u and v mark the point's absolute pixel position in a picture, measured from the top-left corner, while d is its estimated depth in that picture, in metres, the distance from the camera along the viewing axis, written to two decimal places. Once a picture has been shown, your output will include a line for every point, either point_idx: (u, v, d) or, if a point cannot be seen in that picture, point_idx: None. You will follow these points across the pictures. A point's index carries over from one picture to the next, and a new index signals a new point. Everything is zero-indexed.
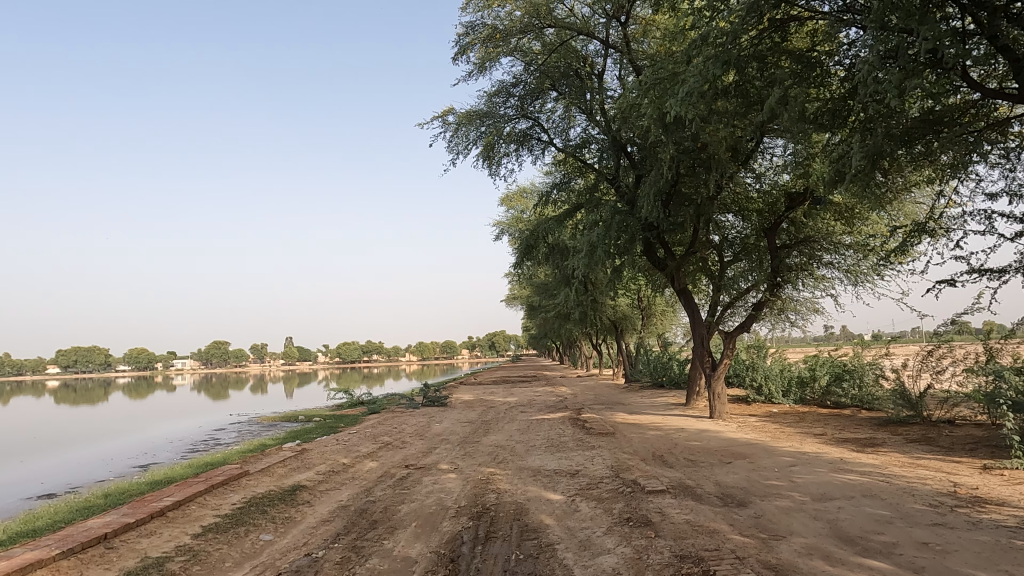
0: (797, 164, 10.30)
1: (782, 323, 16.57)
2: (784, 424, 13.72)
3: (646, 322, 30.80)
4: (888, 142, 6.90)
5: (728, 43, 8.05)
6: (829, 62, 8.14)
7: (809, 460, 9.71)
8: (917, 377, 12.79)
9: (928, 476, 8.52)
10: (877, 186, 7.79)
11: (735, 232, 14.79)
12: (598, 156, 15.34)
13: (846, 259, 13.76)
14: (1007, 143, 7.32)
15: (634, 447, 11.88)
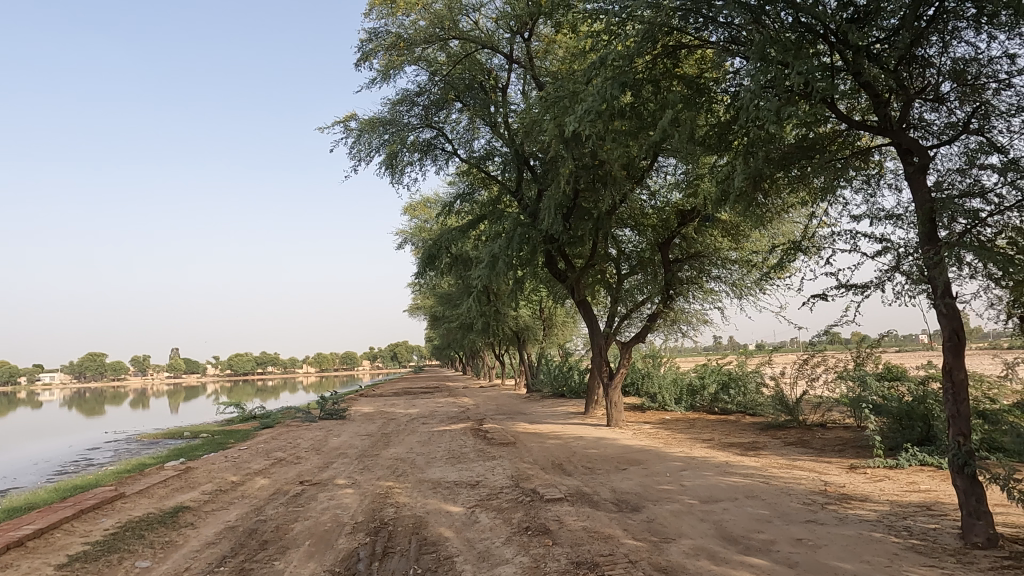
0: (688, 184, 10.82)
1: (675, 334, 17.35)
2: (675, 431, 14.36)
3: (547, 332, 31.41)
4: (767, 166, 7.43)
5: (624, 64, 8.39)
6: (716, 89, 8.61)
7: (698, 464, 10.21)
8: (794, 384, 13.81)
9: (803, 476, 9.17)
10: (758, 207, 8.35)
11: (631, 247, 15.29)
12: (501, 168, 15.53)
13: (732, 275, 14.61)
14: (869, 171, 7.87)
15: (534, 456, 12.03)
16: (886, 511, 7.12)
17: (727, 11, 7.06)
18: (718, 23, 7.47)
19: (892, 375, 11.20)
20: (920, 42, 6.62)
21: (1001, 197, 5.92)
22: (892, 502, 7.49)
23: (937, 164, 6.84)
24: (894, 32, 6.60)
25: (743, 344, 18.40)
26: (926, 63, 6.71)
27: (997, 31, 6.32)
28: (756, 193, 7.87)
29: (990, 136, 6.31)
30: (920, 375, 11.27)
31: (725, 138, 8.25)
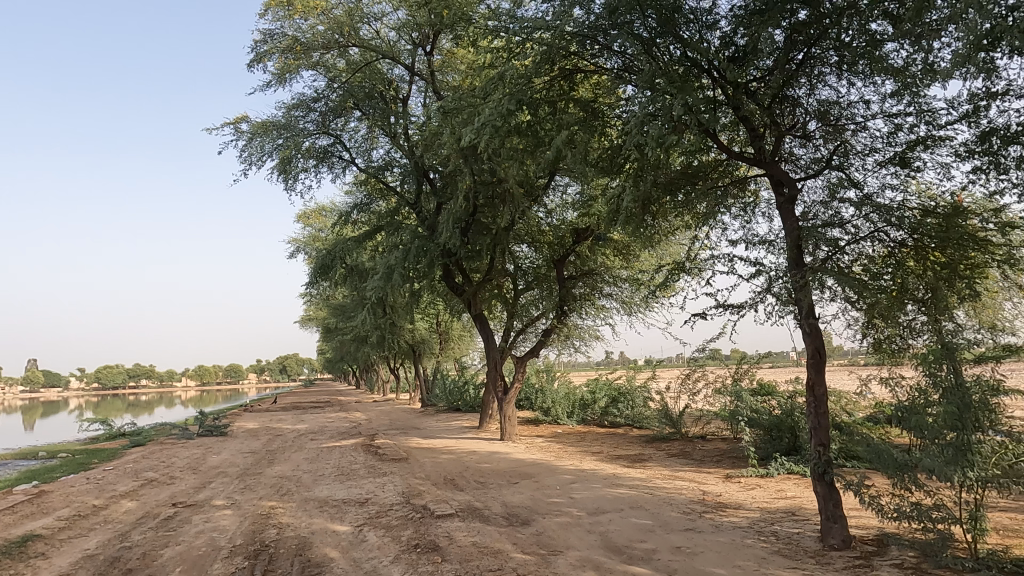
0: (582, 203, 11.15)
1: (568, 349, 17.75)
2: (566, 444, 14.65)
3: (443, 346, 31.23)
4: (655, 190, 7.80)
5: (522, 84, 8.60)
6: (609, 113, 8.94)
7: (586, 477, 10.45)
8: (678, 398, 14.49)
9: (684, 486, 9.61)
10: (646, 228, 8.73)
11: (528, 263, 15.43)
12: (399, 179, 15.37)
13: (623, 293, 15.20)
14: (745, 200, 8.40)
15: (426, 471, 11.87)
16: (757, 517, 7.59)
17: (620, 40, 7.39)
18: (612, 51, 7.80)
19: (763, 390, 12.03)
20: (791, 83, 7.21)
21: (857, 228, 6.52)
22: (762, 509, 8.00)
23: (803, 195, 7.43)
24: (768, 71, 7.16)
25: (632, 359, 19.13)
26: (796, 102, 7.31)
27: (854, 78, 7.00)
28: (645, 215, 8.23)
29: (848, 172, 6.95)
30: (788, 390, 12.18)
31: (616, 161, 8.59)
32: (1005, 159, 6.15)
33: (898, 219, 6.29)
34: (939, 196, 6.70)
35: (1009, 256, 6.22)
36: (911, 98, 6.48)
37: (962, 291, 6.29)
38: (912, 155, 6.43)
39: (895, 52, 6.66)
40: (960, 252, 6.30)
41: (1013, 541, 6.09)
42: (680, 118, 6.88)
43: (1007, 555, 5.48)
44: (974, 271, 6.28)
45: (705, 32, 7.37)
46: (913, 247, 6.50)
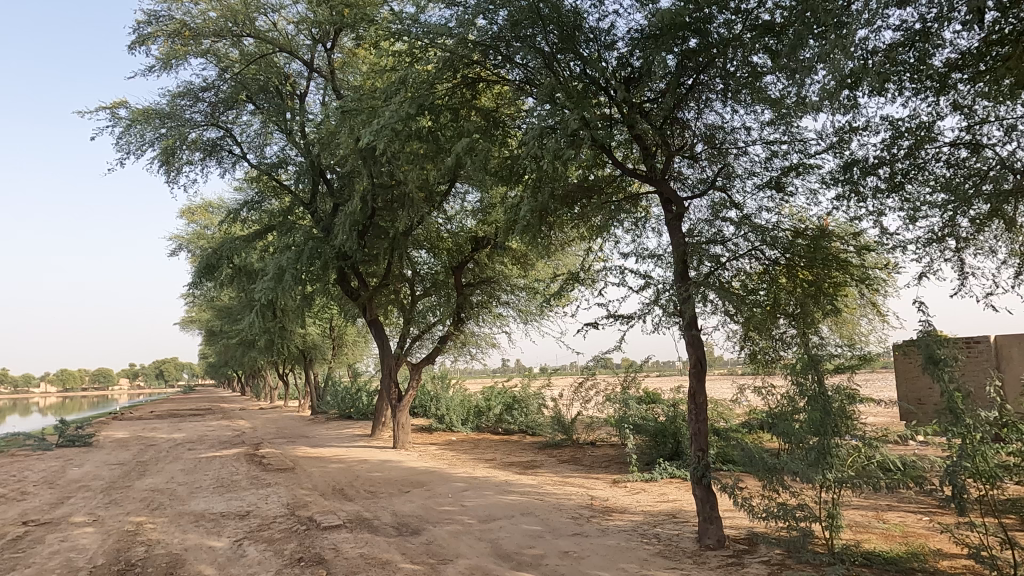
0: (482, 210, 11.19)
1: (464, 356, 17.74)
2: (459, 451, 14.60)
3: (336, 351, 30.32)
4: (552, 201, 7.96)
5: (424, 88, 8.56)
6: (510, 124, 9.03)
7: (479, 484, 10.46)
8: (570, 406, 14.84)
9: (573, 491, 9.84)
10: (543, 238, 8.89)
11: (426, 268, 15.24)
12: (294, 178, 14.81)
13: (520, 302, 15.41)
14: (637, 215, 8.71)
15: (313, 481, 11.45)
16: (640, 520, 7.88)
17: (521, 52, 7.52)
18: (514, 63, 7.92)
19: (649, 398, 12.57)
20: (681, 106, 7.60)
21: (736, 246, 6.94)
22: (645, 512, 8.33)
23: (690, 213, 7.83)
24: (660, 94, 7.51)
25: (527, 367, 19.41)
26: (685, 125, 7.71)
27: (738, 105, 7.48)
28: (542, 225, 8.38)
29: (730, 193, 7.40)
30: (672, 397, 12.80)
31: (515, 171, 8.69)
32: (864, 188, 6.78)
33: (772, 239, 6.77)
34: (808, 219, 7.25)
35: (866, 277, 6.83)
36: (786, 128, 7.01)
37: (827, 307, 6.84)
38: (786, 180, 6.94)
39: (773, 85, 7.19)
40: (825, 272, 6.86)
41: (863, 536, 6.69)
42: (578, 133, 7.07)
43: (858, 549, 5.99)
44: (837, 289, 6.86)
45: (603, 52, 7.64)
46: (785, 265, 7.01)
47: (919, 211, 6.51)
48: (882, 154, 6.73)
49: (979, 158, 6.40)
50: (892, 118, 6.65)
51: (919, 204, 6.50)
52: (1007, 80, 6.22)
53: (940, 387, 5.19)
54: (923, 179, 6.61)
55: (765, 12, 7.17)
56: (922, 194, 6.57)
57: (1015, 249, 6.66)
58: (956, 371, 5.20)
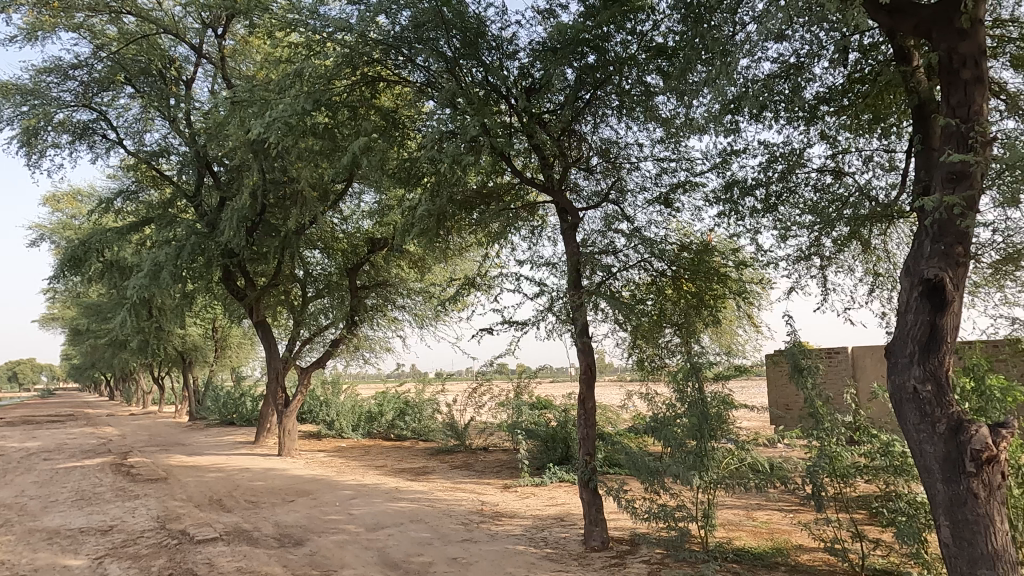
0: (379, 211, 10.95)
1: (357, 360, 17.29)
2: (349, 458, 14.21)
3: (219, 354, 28.70)
4: (450, 205, 7.93)
5: (320, 84, 8.30)
6: (410, 126, 8.91)
7: (368, 492, 10.21)
8: (464, 411, 14.82)
9: (463, 497, 9.82)
10: (441, 242, 8.82)
11: (319, 269, 14.74)
12: (177, 169, 13.91)
13: (416, 305, 15.23)
14: (533, 223, 8.82)
15: (188, 492, 10.74)
16: (529, 524, 7.99)
17: (422, 54, 7.45)
18: (416, 65, 7.84)
19: (542, 403, 12.79)
20: (578, 120, 7.81)
21: (626, 257, 7.19)
22: (534, 516, 8.45)
23: (584, 223, 8.05)
24: (559, 106, 7.68)
25: (422, 372, 19.21)
26: (582, 138, 7.92)
27: (631, 122, 7.78)
28: (439, 229, 8.32)
29: (622, 206, 7.68)
30: (564, 402, 13.08)
31: (414, 173, 8.57)
32: (743, 207, 7.24)
33: (660, 251, 7.08)
34: (693, 234, 7.63)
35: (743, 290, 7.28)
36: (674, 147, 7.38)
37: (707, 318, 7.23)
38: (674, 196, 7.30)
39: (663, 105, 7.54)
40: (707, 284, 7.25)
41: (734, 533, 7.11)
42: (477, 139, 7.10)
43: (730, 546, 6.37)
44: (716, 301, 7.27)
45: (505, 61, 7.73)
46: (671, 277, 7.34)
47: (790, 230, 7.03)
48: (759, 176, 7.21)
49: (842, 184, 7.00)
50: (768, 143, 7.15)
51: (790, 224, 7.03)
52: (866, 114, 6.86)
53: (804, 393, 5.62)
54: (794, 201, 7.15)
55: (658, 35, 7.52)
56: (793, 215, 7.11)
57: (870, 268, 7.34)
58: (818, 379, 5.65)
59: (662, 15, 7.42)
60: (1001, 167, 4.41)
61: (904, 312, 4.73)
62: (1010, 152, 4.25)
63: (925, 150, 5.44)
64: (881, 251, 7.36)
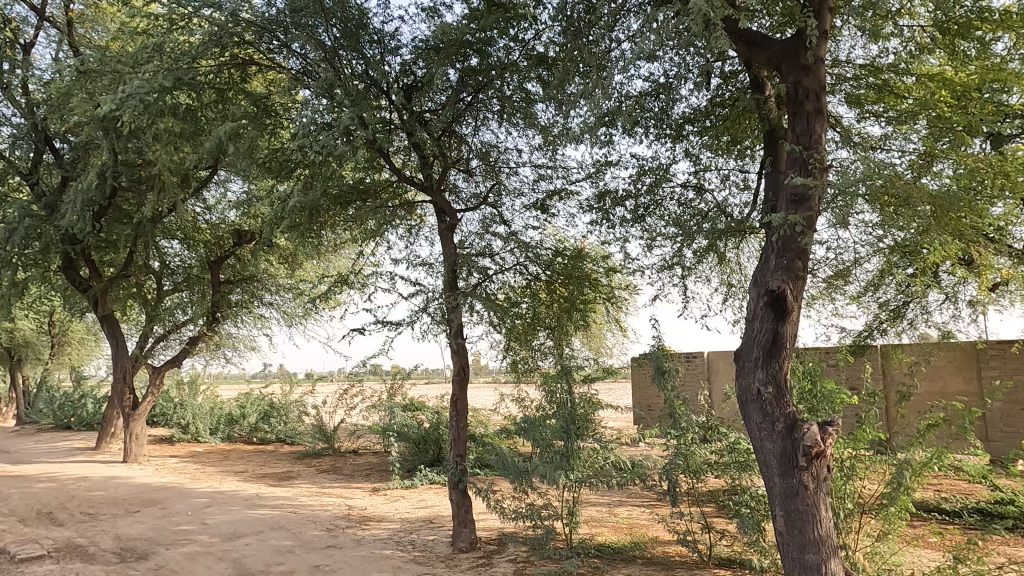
0: (246, 202, 10.34)
1: (218, 359, 16.23)
2: (205, 464, 13.29)
3: (55, 351, 25.86)
4: (325, 199, 7.62)
5: (184, 61, 7.68)
6: (283, 114, 8.49)
7: (225, 499, 9.60)
8: (334, 413, 14.35)
9: (329, 502, 9.48)
10: (313, 238, 8.47)
11: (177, 260, 13.68)
12: (9, 142, 12.38)
13: (285, 302, 14.55)
14: (411, 222, 8.63)
15: (11, 505, 9.56)
16: (397, 528, 7.85)
17: (299, 40, 7.13)
18: (291, 51, 7.49)
19: (415, 404, 12.59)
20: (459, 121, 7.81)
21: (502, 259, 7.27)
22: (403, 519, 8.31)
23: (462, 225, 8.04)
24: (440, 106, 7.64)
25: (290, 373, 18.38)
26: (463, 139, 7.92)
27: (511, 127, 7.89)
28: (312, 224, 7.99)
29: (500, 210, 7.75)
30: (437, 404, 13.03)
31: (286, 164, 8.17)
32: (614, 216, 7.56)
33: (535, 256, 7.23)
34: (568, 240, 7.85)
35: (612, 295, 7.58)
36: (551, 154, 7.57)
37: (578, 322, 7.46)
38: (550, 203, 7.48)
39: (543, 112, 7.71)
40: (579, 289, 7.49)
41: (597, 530, 7.39)
42: (355, 132, 6.89)
43: (592, 542, 6.60)
44: (587, 305, 7.53)
45: (386, 56, 7.58)
46: (545, 281, 7.51)
47: (655, 240, 7.43)
48: (629, 187, 7.56)
49: (702, 200, 7.50)
50: (638, 157, 7.51)
51: (656, 234, 7.42)
52: (725, 136, 7.41)
53: (663, 395, 5.95)
54: (660, 213, 7.57)
55: (539, 44, 7.70)
56: (659, 226, 7.52)
57: (725, 279, 7.92)
58: (677, 381, 6.01)
59: (543, 25, 7.61)
60: (835, 192, 4.91)
61: (751, 320, 5.14)
62: (843, 179, 4.75)
63: (774, 172, 5.96)
64: (734, 264, 7.96)
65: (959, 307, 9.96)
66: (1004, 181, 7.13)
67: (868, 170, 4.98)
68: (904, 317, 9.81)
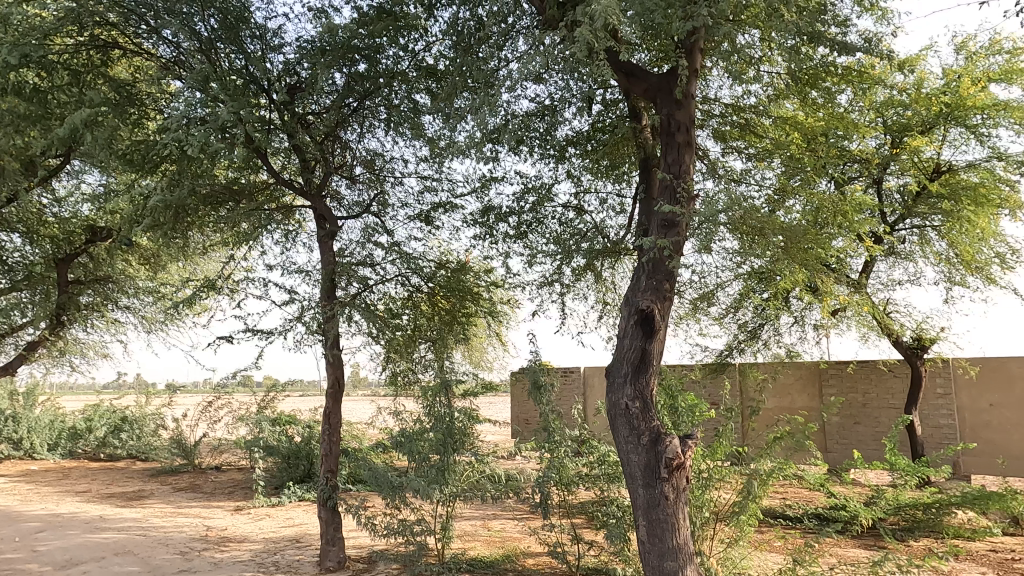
0: (102, 196, 9.48)
1: (61, 367, 14.66)
2: (40, 483, 11.92)
3: None
4: (193, 198, 7.14)
5: (34, 37, 6.95)
6: (151, 104, 7.89)
7: (61, 523, 8.64)
8: (195, 427, 13.42)
9: (185, 523, 8.81)
10: (178, 239, 7.91)
11: (16, 256, 12.25)
12: None
13: (144, 307, 13.46)
14: (289, 227, 8.25)
15: None
16: (259, 549, 7.43)
17: (170, 27, 6.66)
18: (161, 37, 6.99)
19: (285, 417, 11.88)
20: (343, 126, 7.61)
21: (384, 270, 7.13)
22: (266, 539, 7.88)
23: (343, 233, 7.82)
24: (324, 109, 7.42)
25: (147, 383, 16.97)
26: (346, 145, 7.73)
27: (398, 137, 7.80)
28: (177, 224, 7.45)
29: (383, 219, 7.62)
30: (310, 417, 12.52)
31: (151, 158, 7.57)
32: (497, 232, 7.66)
33: (417, 267, 7.16)
34: (451, 253, 7.84)
35: (493, 309, 7.64)
36: (437, 166, 7.56)
37: (458, 335, 7.47)
38: (434, 215, 7.45)
39: (430, 125, 7.70)
40: (460, 302, 7.49)
41: (469, 544, 7.37)
42: (230, 129, 6.52)
43: (464, 557, 6.58)
44: (468, 319, 7.55)
45: (268, 53, 7.26)
46: (427, 293, 7.45)
47: (536, 257, 7.60)
48: (513, 204, 7.70)
49: (582, 220, 7.77)
50: (522, 175, 7.68)
51: (537, 251, 7.60)
52: (605, 160, 7.74)
53: (539, 409, 6.08)
54: (541, 231, 7.75)
55: (429, 56, 7.70)
56: (540, 243, 7.70)
57: (601, 297, 8.25)
58: (551, 396, 6.15)
59: (434, 38, 7.62)
60: (700, 219, 5.25)
61: (622, 338, 5.37)
62: (707, 208, 5.10)
63: (647, 198, 6.28)
64: (609, 282, 8.30)
65: (805, 330, 10.96)
66: (844, 217, 7.96)
67: (729, 201, 5.37)
68: (759, 338, 10.64)
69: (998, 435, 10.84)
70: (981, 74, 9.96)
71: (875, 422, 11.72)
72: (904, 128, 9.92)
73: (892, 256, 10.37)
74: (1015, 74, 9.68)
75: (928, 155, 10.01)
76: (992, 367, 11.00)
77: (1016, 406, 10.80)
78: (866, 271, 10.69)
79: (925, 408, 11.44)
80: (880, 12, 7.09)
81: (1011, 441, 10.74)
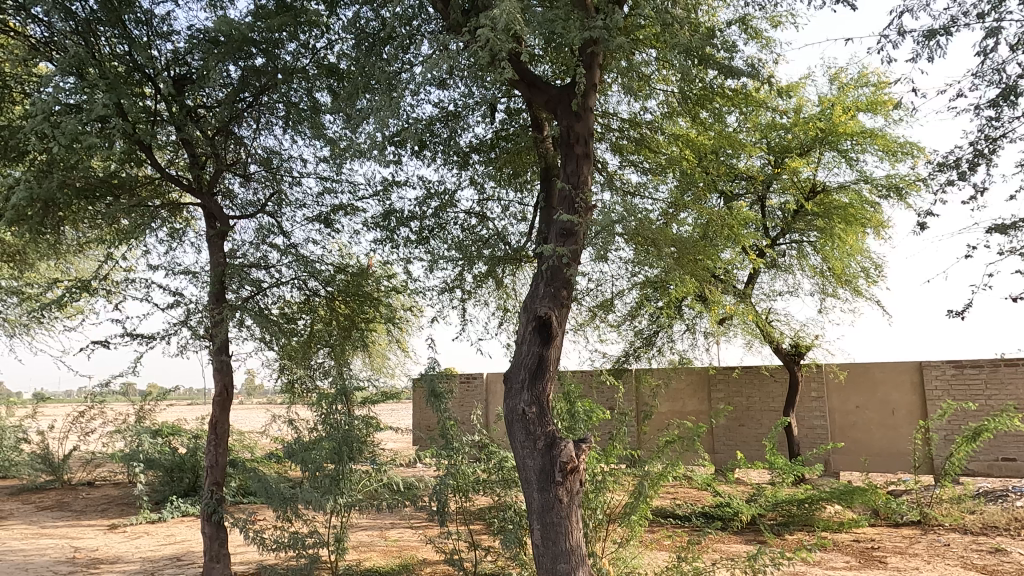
0: None
1: None
2: None
3: None
4: (64, 193, 6.53)
5: None
6: (17, 87, 7.18)
7: None
8: (63, 439, 12.33)
9: (49, 545, 8.08)
10: (48, 235, 7.24)
11: None
12: None
13: (4, 308, 12.21)
14: (175, 225, 7.74)
15: None
16: (135, 569, 6.91)
17: (42, 5, 6.12)
18: (31, 16, 6.40)
19: (166, 428, 10.94)
20: (238, 121, 7.25)
21: (279, 272, 6.85)
22: (143, 559, 7.35)
23: (235, 233, 7.45)
24: (217, 102, 7.06)
25: (8, 393, 15.44)
26: (241, 141, 7.35)
27: (297, 135, 7.53)
28: (46, 218, 6.84)
29: (278, 219, 7.32)
30: (196, 427, 11.79)
31: (17, 146, 6.89)
32: (398, 236, 7.54)
33: (315, 271, 6.92)
34: (350, 256, 7.64)
35: (394, 315, 7.51)
36: (337, 167, 7.36)
37: (357, 341, 7.28)
38: (334, 217, 7.25)
39: (330, 124, 7.49)
40: (359, 307, 7.32)
41: (365, 555, 7.20)
42: (109, 120, 6.07)
43: (359, 569, 6.40)
44: (367, 324, 7.39)
45: (155, 40, 6.82)
46: (324, 297, 7.22)
47: (438, 262, 7.55)
48: (415, 209, 7.62)
49: (484, 227, 7.79)
50: (425, 180, 7.61)
51: (437, 257, 7.55)
52: (508, 168, 7.82)
53: (437, 415, 6.03)
54: (443, 237, 7.70)
55: (331, 54, 7.49)
56: (441, 249, 7.65)
57: (501, 304, 8.32)
58: (450, 403, 6.12)
59: (336, 36, 7.43)
60: (598, 229, 5.41)
61: (520, 344, 5.43)
62: (604, 217, 5.27)
63: (547, 206, 6.40)
64: (510, 289, 8.38)
65: (696, 337, 11.52)
66: (731, 232, 8.45)
67: (624, 212, 5.56)
68: (654, 344, 11.07)
69: (863, 435, 11.83)
70: (851, 104, 10.90)
71: (757, 424, 12.47)
72: (785, 150, 10.68)
73: (773, 269, 11.10)
74: (879, 105, 10.65)
75: (806, 176, 10.80)
76: (858, 372, 11.98)
77: (879, 408, 11.80)
78: (751, 282, 11.38)
79: (801, 410, 12.31)
80: (764, 41, 7.59)
81: (874, 440, 11.75)
